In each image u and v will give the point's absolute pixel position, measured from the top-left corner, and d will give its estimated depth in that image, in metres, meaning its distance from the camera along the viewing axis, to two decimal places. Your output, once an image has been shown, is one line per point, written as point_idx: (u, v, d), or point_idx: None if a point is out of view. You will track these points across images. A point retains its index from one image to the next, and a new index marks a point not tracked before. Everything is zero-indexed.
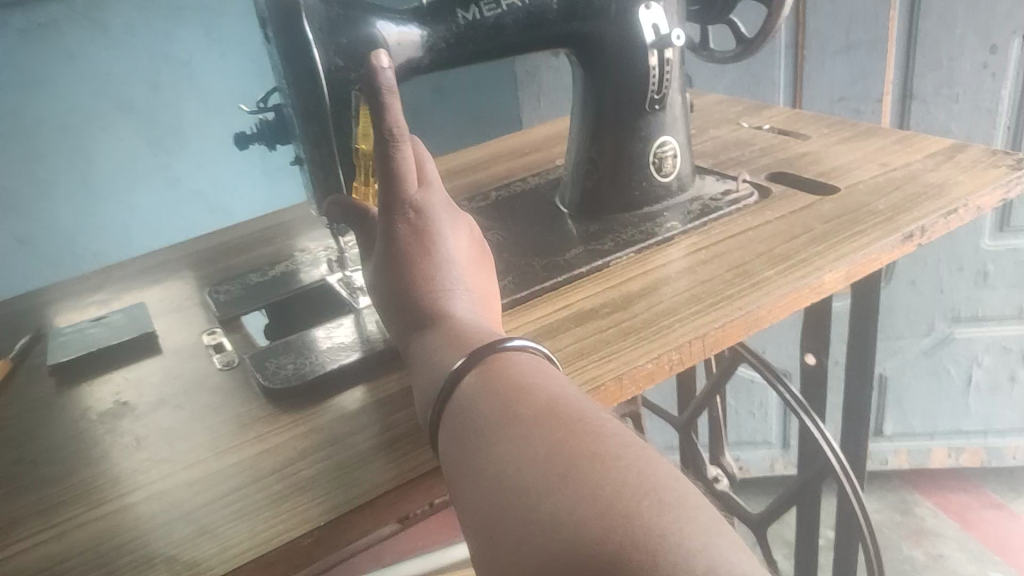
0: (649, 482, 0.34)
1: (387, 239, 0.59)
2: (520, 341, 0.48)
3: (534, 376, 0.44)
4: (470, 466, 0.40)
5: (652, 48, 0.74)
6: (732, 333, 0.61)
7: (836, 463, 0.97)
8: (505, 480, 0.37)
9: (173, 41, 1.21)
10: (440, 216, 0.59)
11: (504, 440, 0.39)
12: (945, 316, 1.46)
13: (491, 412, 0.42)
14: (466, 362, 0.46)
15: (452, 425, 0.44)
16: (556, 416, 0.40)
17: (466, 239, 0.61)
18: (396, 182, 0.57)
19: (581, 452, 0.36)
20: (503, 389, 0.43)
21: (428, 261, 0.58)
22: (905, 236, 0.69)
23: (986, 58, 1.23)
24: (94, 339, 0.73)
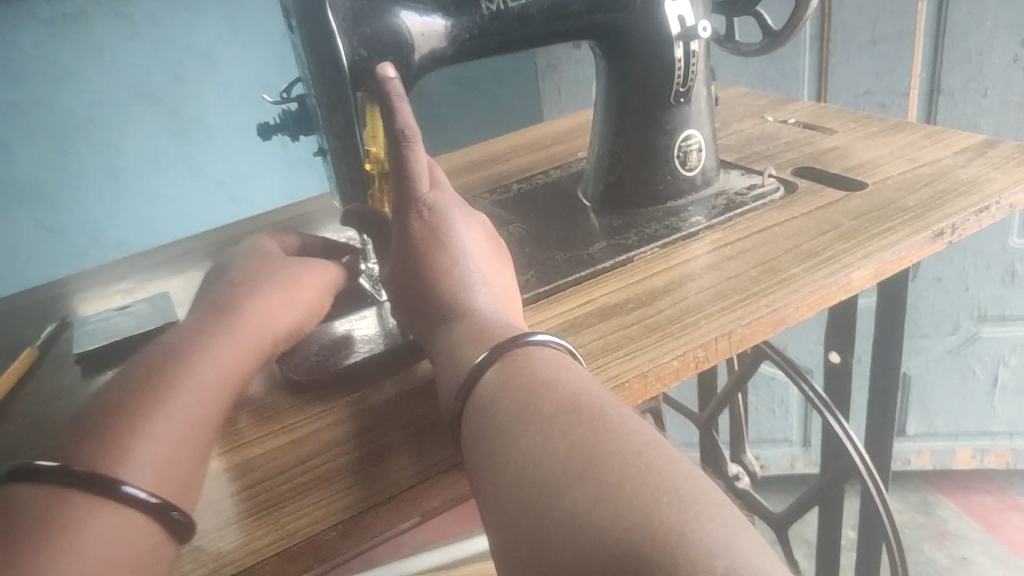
0: (670, 482, 0.34)
1: (400, 237, 0.59)
2: (543, 336, 0.48)
3: (555, 371, 0.44)
4: (488, 462, 0.40)
5: (678, 40, 0.73)
6: (759, 330, 0.60)
7: (860, 462, 0.96)
8: (523, 477, 0.37)
9: (196, 32, 1.21)
10: (452, 214, 0.60)
11: (523, 436, 0.39)
12: (971, 315, 1.44)
13: (510, 407, 0.42)
14: (489, 355, 0.46)
15: (471, 420, 0.44)
16: (576, 413, 0.40)
17: (481, 237, 0.61)
18: (407, 177, 0.59)
19: (601, 449, 0.36)
20: (522, 383, 0.43)
21: (444, 256, 0.58)
22: (936, 234, 0.67)
23: (1017, 51, 1.21)
24: (118, 329, 0.73)
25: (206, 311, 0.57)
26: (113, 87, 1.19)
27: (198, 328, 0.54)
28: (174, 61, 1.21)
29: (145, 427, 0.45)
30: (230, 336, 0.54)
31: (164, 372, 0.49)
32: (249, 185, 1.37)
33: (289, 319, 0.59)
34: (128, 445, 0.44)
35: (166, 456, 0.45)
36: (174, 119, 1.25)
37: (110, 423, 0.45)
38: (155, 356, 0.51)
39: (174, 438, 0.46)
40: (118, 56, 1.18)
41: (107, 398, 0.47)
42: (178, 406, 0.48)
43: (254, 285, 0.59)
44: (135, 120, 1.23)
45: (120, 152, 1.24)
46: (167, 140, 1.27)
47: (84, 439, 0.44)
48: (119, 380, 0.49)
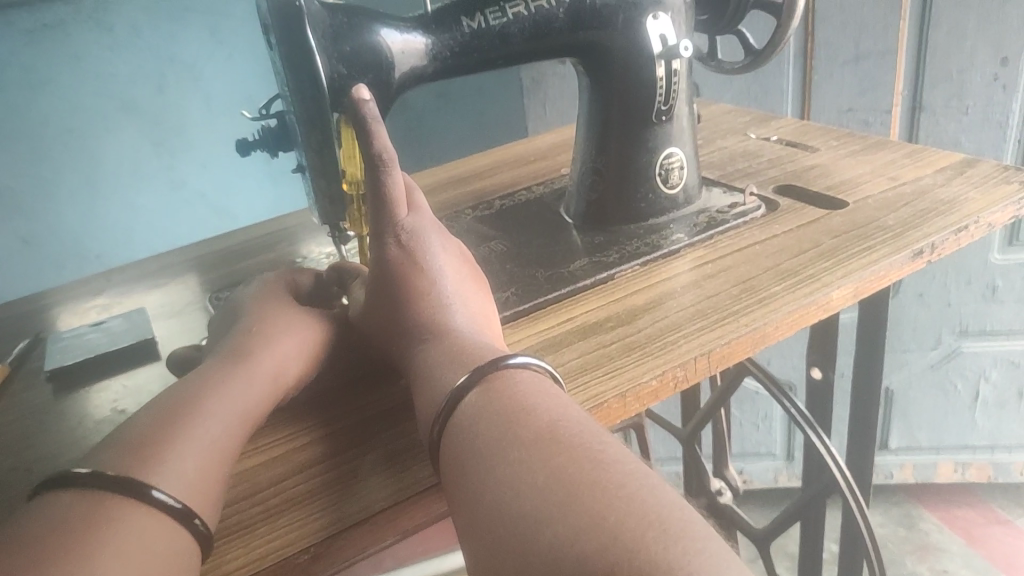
0: (653, 512, 0.33)
1: (377, 264, 0.57)
2: (523, 357, 0.47)
3: (533, 395, 0.44)
4: (468, 491, 0.39)
5: (660, 58, 0.73)
6: (739, 350, 0.60)
7: (841, 479, 0.96)
8: (504, 508, 0.36)
9: (179, 43, 1.20)
10: (430, 239, 0.58)
11: (503, 464, 0.39)
12: (952, 330, 1.45)
13: (489, 433, 0.41)
14: (468, 380, 0.46)
15: (448, 447, 0.43)
16: (556, 440, 0.39)
17: (458, 258, 0.61)
18: (386, 204, 0.56)
19: (582, 479, 0.36)
20: (501, 409, 0.43)
21: (423, 280, 0.57)
22: (915, 253, 0.68)
23: (997, 70, 1.22)
24: (94, 345, 0.72)
25: (222, 353, 0.55)
26: (93, 98, 1.18)
27: (216, 368, 0.53)
28: (156, 72, 1.21)
29: (177, 448, 0.44)
30: (249, 373, 0.53)
31: (188, 406, 0.48)
32: (232, 196, 1.36)
33: (302, 361, 0.57)
34: (161, 461, 0.42)
35: (199, 478, 0.44)
36: (156, 130, 1.25)
37: (143, 443, 0.43)
38: (176, 392, 0.49)
39: (205, 461, 0.45)
40: (98, 67, 1.17)
41: (135, 424, 0.46)
42: (207, 435, 0.46)
43: (266, 328, 0.57)
44: (116, 131, 1.22)
45: (100, 162, 1.24)
46: (148, 151, 1.26)
47: (115, 454, 0.42)
48: (145, 411, 0.47)
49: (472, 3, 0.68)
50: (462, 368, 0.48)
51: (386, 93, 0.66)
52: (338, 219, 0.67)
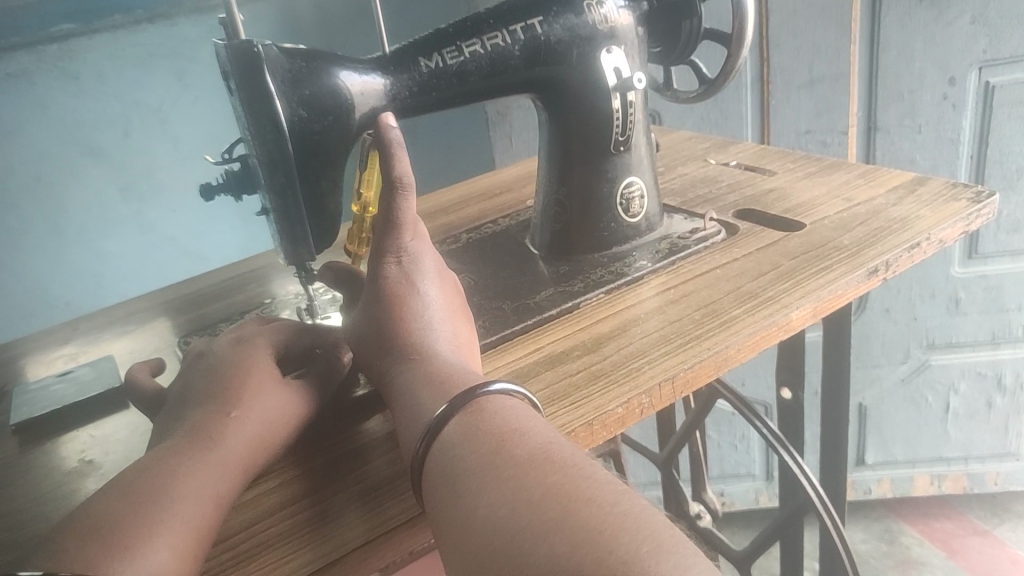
0: (648, 528, 0.33)
1: (374, 281, 0.59)
2: (505, 383, 0.47)
3: (522, 419, 0.44)
4: (456, 509, 0.39)
5: (615, 91, 0.75)
6: (703, 374, 0.61)
7: (816, 497, 0.97)
8: (497, 523, 0.36)
9: (145, 89, 1.21)
10: (425, 266, 0.60)
11: (495, 481, 0.38)
12: (920, 344, 1.47)
13: (479, 453, 0.41)
14: (447, 409, 0.45)
15: (434, 468, 0.43)
16: (550, 461, 0.39)
17: (451, 292, 0.62)
18: (393, 225, 0.59)
19: (577, 496, 0.35)
20: (492, 431, 0.42)
21: (414, 303, 0.58)
22: (871, 271, 0.69)
23: (946, 90, 1.26)
24: (60, 396, 0.72)
25: (188, 423, 0.53)
26: (59, 145, 1.18)
27: (182, 442, 0.51)
28: (123, 118, 1.21)
29: (145, 539, 0.43)
30: (217, 448, 0.51)
31: (157, 491, 0.46)
32: (202, 239, 1.36)
33: (278, 423, 0.56)
34: (126, 555, 0.42)
35: (169, 567, 0.43)
36: (124, 176, 1.25)
37: (106, 537, 0.43)
38: (141, 473, 0.48)
39: (177, 546, 0.44)
40: (64, 114, 1.17)
41: (93, 512, 0.45)
42: (177, 521, 0.45)
43: (235, 391, 0.55)
44: (83, 177, 1.22)
45: (68, 210, 1.23)
46: (116, 197, 1.25)
47: (77, 548, 0.42)
48: (104, 496, 0.46)
49: (429, 44, 0.70)
50: (437, 396, 0.48)
51: (347, 135, 0.67)
52: (303, 259, 0.68)
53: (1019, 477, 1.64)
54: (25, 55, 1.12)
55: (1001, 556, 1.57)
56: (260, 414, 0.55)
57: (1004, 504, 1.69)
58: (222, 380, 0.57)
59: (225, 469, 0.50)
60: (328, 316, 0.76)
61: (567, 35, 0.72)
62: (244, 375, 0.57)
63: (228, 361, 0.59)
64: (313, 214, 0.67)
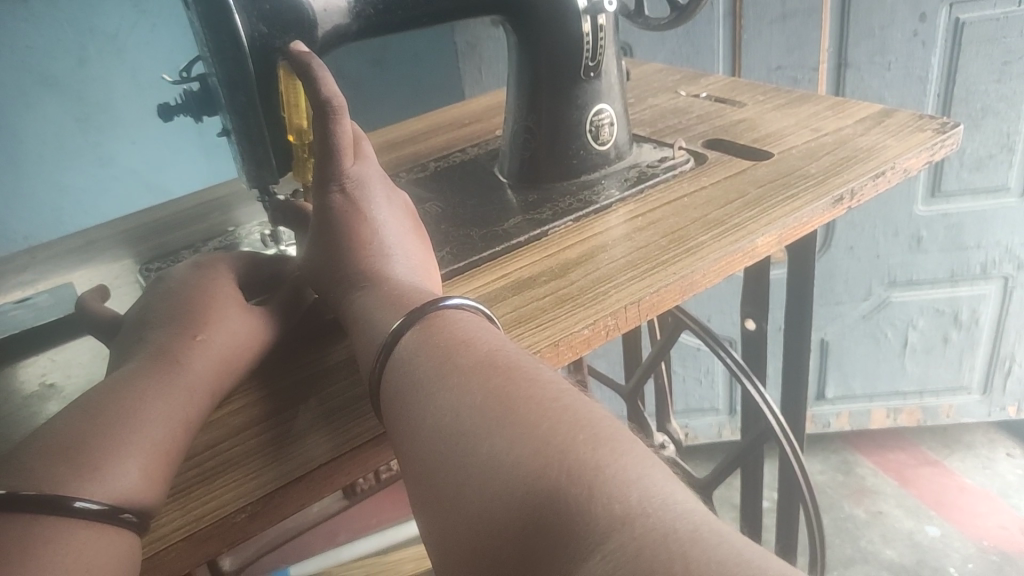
0: (586, 417, 0.34)
1: (320, 212, 0.58)
2: (461, 298, 0.46)
3: (475, 329, 0.44)
4: (409, 417, 0.39)
5: (585, 15, 0.74)
6: (668, 298, 0.61)
7: (776, 425, 0.99)
8: (444, 428, 0.36)
9: (98, 14, 1.16)
10: (373, 189, 0.60)
11: (441, 389, 0.39)
12: (882, 281, 1.50)
13: (426, 365, 0.41)
14: (405, 321, 0.45)
15: (388, 383, 0.43)
16: (495, 363, 0.39)
17: (402, 214, 0.61)
18: (332, 152, 0.57)
19: (518, 395, 0.36)
20: (443, 340, 0.42)
21: (365, 228, 0.57)
22: (836, 199, 0.70)
23: (916, 26, 1.26)
24: (18, 321, 0.70)
25: (150, 347, 0.52)
26: (10, 72, 1.14)
27: (146, 365, 0.50)
28: (77, 44, 1.16)
29: (112, 458, 0.43)
30: (180, 371, 0.50)
31: (122, 412, 0.46)
32: (164, 171, 1.32)
33: (243, 347, 0.55)
34: (95, 472, 0.42)
35: (137, 484, 0.43)
36: (80, 105, 1.20)
37: (71, 455, 0.42)
38: (103, 395, 0.47)
39: (145, 464, 0.44)
40: (13, 38, 1.12)
41: (57, 432, 0.44)
42: (143, 440, 0.45)
43: (196, 315, 0.55)
44: (37, 107, 1.18)
45: (21, 140, 1.19)
46: (72, 127, 1.22)
47: (42, 465, 0.41)
48: (69, 417, 0.45)
49: None
50: (398, 313, 0.48)
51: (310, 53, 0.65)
52: (266, 182, 0.67)
53: (970, 410, 1.70)
54: None
55: (951, 485, 1.64)
56: (221, 338, 0.54)
57: (955, 437, 1.75)
58: (181, 304, 0.56)
59: (187, 390, 0.50)
60: (292, 243, 0.75)
61: None
62: (202, 300, 0.56)
63: (189, 286, 0.58)
64: (275, 135, 0.65)
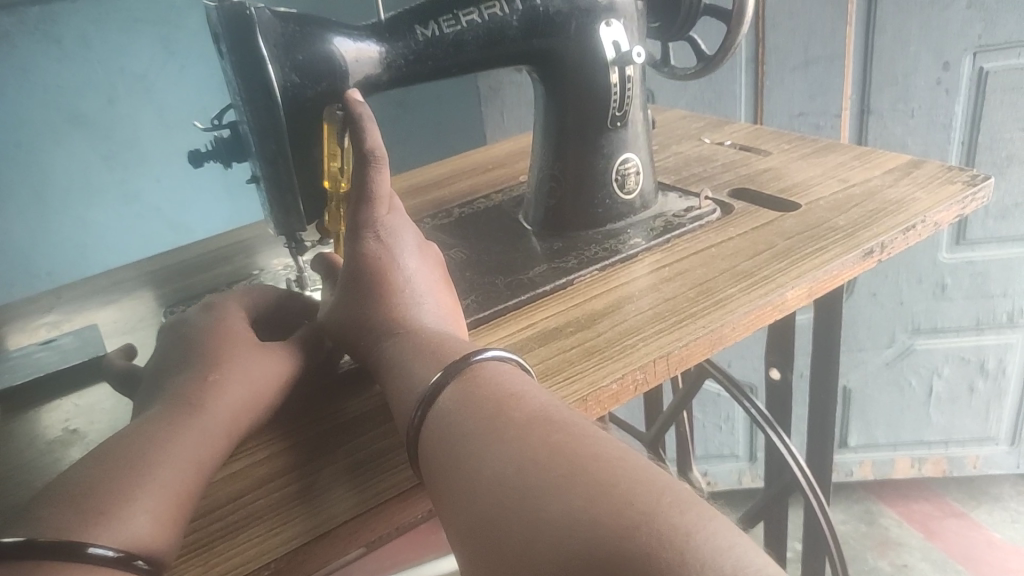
0: (661, 483, 0.33)
1: (352, 259, 0.58)
2: (498, 351, 0.46)
3: (519, 384, 0.43)
4: (460, 473, 0.38)
5: (613, 65, 0.74)
6: (697, 352, 0.60)
7: (802, 477, 0.97)
8: (503, 481, 0.35)
9: (129, 55, 1.18)
10: (402, 238, 0.59)
11: (495, 443, 0.38)
12: (905, 328, 1.48)
13: (477, 418, 0.40)
14: (444, 375, 0.44)
15: (430, 435, 0.42)
16: (550, 421, 0.38)
17: (429, 263, 0.61)
18: (367, 199, 0.58)
19: (583, 453, 0.35)
20: (490, 395, 0.42)
21: (395, 275, 0.57)
22: (865, 253, 0.69)
23: (940, 75, 1.25)
24: (43, 363, 0.70)
25: (169, 392, 0.51)
26: (41, 111, 1.15)
27: (165, 411, 0.49)
28: (107, 84, 1.18)
29: (125, 504, 0.41)
30: (202, 416, 0.49)
31: (139, 458, 0.44)
32: (188, 209, 1.34)
33: (265, 390, 0.55)
34: (109, 518, 0.40)
35: (152, 533, 0.41)
36: (107, 143, 1.22)
37: (84, 502, 0.40)
38: (122, 442, 0.46)
39: (159, 511, 0.42)
40: (45, 79, 1.14)
41: (76, 479, 0.42)
42: (160, 486, 0.43)
43: (217, 358, 0.54)
44: (66, 145, 1.19)
45: (49, 178, 1.20)
46: (99, 165, 1.23)
47: (55, 514, 0.39)
48: (86, 463, 0.44)
49: (426, 12, 0.68)
50: (431, 364, 0.48)
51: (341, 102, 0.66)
52: (293, 229, 0.67)
53: (997, 461, 1.67)
54: (5, 17, 1.08)
55: (978, 539, 1.60)
56: (240, 387, 0.53)
57: (981, 488, 1.72)
58: (202, 348, 0.55)
59: (206, 437, 0.48)
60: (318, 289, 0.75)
61: (567, 6, 0.71)
62: (223, 343, 0.55)
63: (210, 328, 0.57)
64: (304, 184, 0.66)
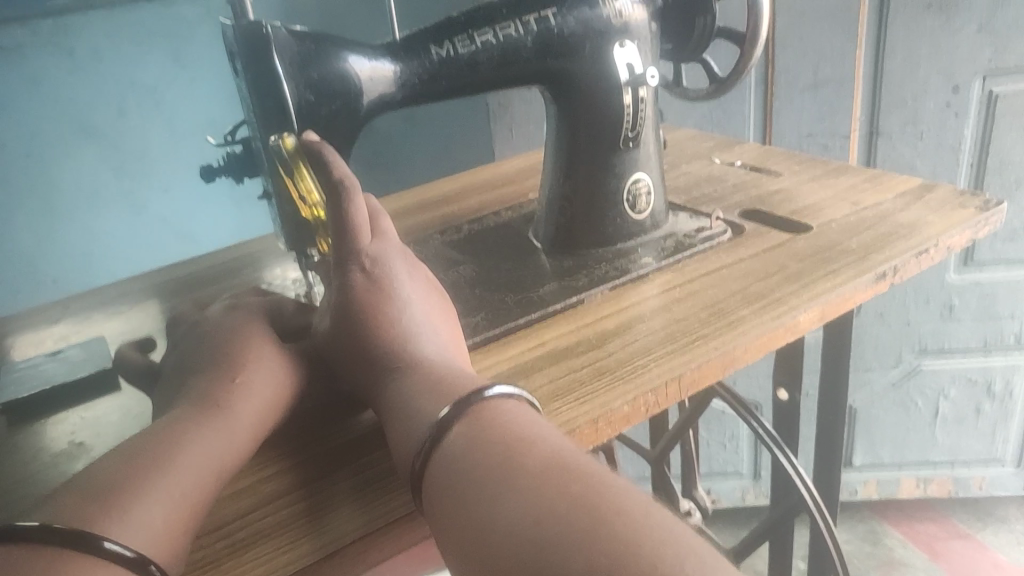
0: (681, 542, 0.33)
1: (343, 291, 0.56)
2: (506, 386, 0.47)
3: (529, 427, 0.43)
4: (474, 521, 0.38)
5: (627, 86, 0.74)
6: (708, 374, 0.60)
7: (809, 500, 0.96)
8: (519, 534, 0.35)
9: (140, 67, 1.19)
10: (394, 266, 0.58)
11: (510, 492, 0.38)
12: (912, 349, 1.48)
13: (490, 463, 0.40)
14: (451, 412, 0.45)
15: (440, 477, 0.42)
16: (566, 468, 0.38)
17: (425, 288, 0.60)
18: (346, 230, 0.57)
19: (603, 506, 0.35)
20: (502, 438, 0.42)
21: (392, 306, 0.56)
22: (878, 275, 0.69)
23: (949, 97, 1.26)
24: (51, 376, 0.70)
25: (192, 399, 0.51)
26: (53, 121, 1.16)
27: (190, 410, 0.50)
28: (118, 95, 1.19)
29: (145, 501, 0.42)
30: (229, 419, 0.50)
31: (164, 457, 0.45)
32: (196, 219, 1.34)
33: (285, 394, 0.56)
34: (131, 515, 0.41)
35: (167, 533, 0.42)
36: (117, 154, 1.23)
37: (105, 494, 0.42)
38: (145, 438, 0.47)
39: (176, 513, 0.43)
40: (56, 89, 1.14)
41: (100, 472, 0.43)
42: (182, 489, 0.44)
43: (238, 361, 0.54)
44: (76, 154, 1.20)
45: (59, 186, 1.21)
46: (108, 175, 1.23)
47: (84, 505, 0.40)
48: (110, 456, 0.45)
49: (441, 32, 0.69)
50: (442, 398, 0.47)
51: (354, 121, 0.66)
52: (305, 245, 0.67)
53: (1004, 483, 1.66)
54: (17, 28, 1.10)
55: (984, 561, 1.59)
56: (261, 394, 0.53)
57: (987, 509, 1.71)
58: (223, 350, 0.56)
59: (224, 438, 0.49)
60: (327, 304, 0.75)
61: (581, 27, 0.71)
62: (230, 359, 0.55)
63: (233, 331, 0.58)
64: None
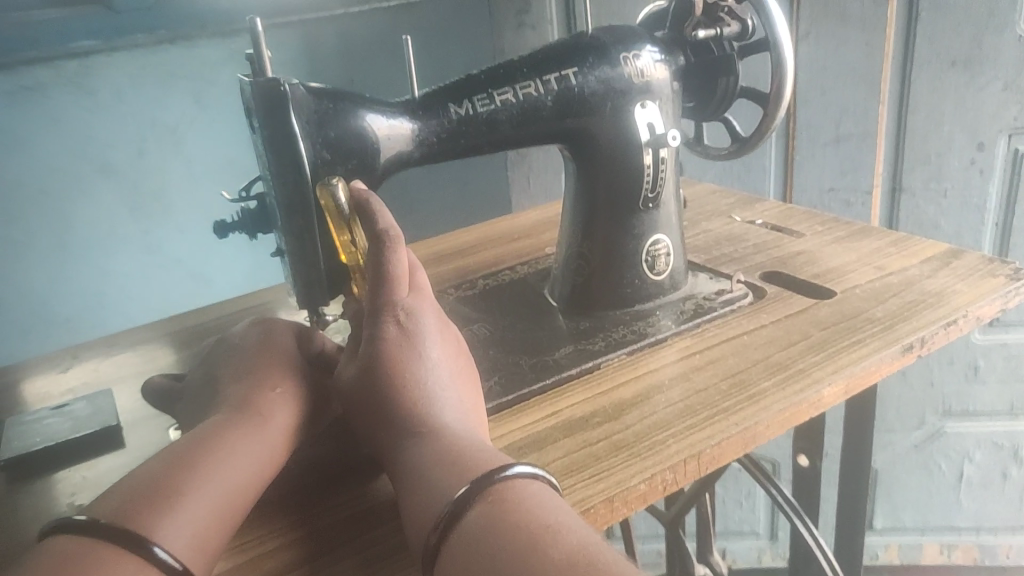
0: None
1: (372, 343, 0.54)
2: (528, 466, 0.45)
3: (554, 513, 0.41)
4: None
5: (647, 147, 0.73)
6: (729, 451, 0.58)
7: (831, 573, 0.92)
8: None
9: (161, 109, 1.19)
10: (428, 322, 0.55)
11: None
12: (935, 410, 1.44)
13: (511, 550, 0.38)
14: (470, 488, 0.43)
15: (454, 560, 0.40)
16: (593, 564, 0.36)
17: (454, 348, 0.58)
18: (385, 279, 0.54)
19: None
20: (523, 524, 0.39)
21: (416, 366, 0.53)
22: (905, 347, 0.66)
23: (974, 154, 1.24)
24: (53, 431, 0.68)
25: (226, 408, 0.53)
26: (73, 161, 1.17)
27: (227, 411, 0.52)
28: (138, 136, 1.19)
29: (186, 495, 0.44)
30: (262, 420, 0.52)
31: (203, 453, 0.47)
32: (210, 261, 1.33)
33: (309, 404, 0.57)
34: (174, 512, 0.43)
35: (202, 528, 0.43)
36: (134, 195, 1.22)
37: (152, 488, 0.44)
38: (188, 437, 0.49)
39: (212, 509, 0.45)
40: (78, 129, 1.15)
41: (148, 469, 0.45)
42: (218, 485, 0.46)
43: (268, 372, 0.56)
44: (94, 195, 1.20)
45: (77, 227, 1.21)
46: (125, 216, 1.23)
47: (133, 499, 0.43)
48: (159, 453, 0.48)
49: (460, 90, 0.68)
50: (457, 476, 0.45)
51: (370, 179, 0.65)
52: (316, 303, 0.65)
53: None
54: (44, 69, 1.11)
55: None
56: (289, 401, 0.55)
57: None
58: (255, 358, 0.58)
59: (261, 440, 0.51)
60: None
61: (602, 87, 0.71)
62: (253, 391, 0.54)
63: (268, 340, 0.60)
64: (330, 259, 0.64)
